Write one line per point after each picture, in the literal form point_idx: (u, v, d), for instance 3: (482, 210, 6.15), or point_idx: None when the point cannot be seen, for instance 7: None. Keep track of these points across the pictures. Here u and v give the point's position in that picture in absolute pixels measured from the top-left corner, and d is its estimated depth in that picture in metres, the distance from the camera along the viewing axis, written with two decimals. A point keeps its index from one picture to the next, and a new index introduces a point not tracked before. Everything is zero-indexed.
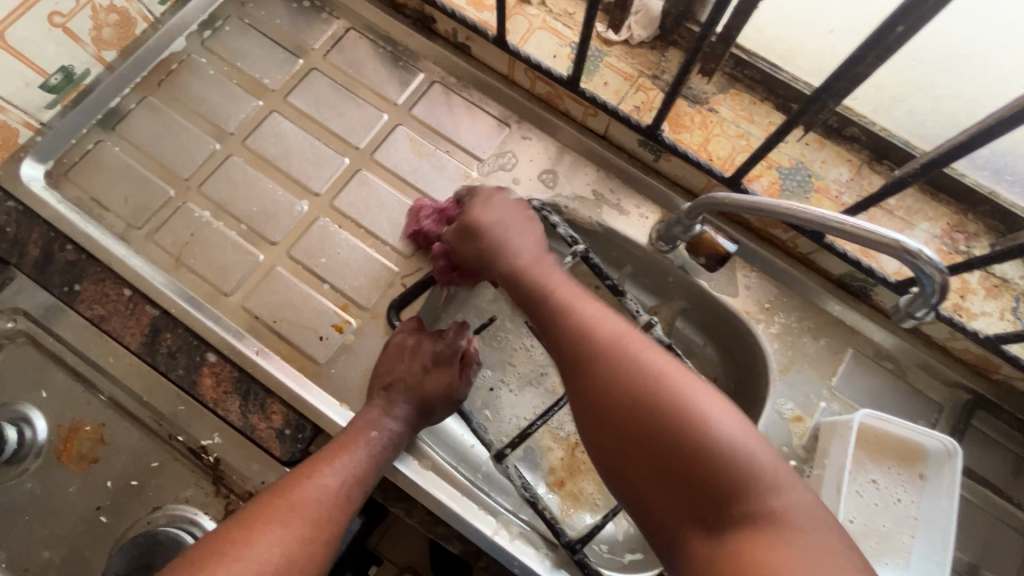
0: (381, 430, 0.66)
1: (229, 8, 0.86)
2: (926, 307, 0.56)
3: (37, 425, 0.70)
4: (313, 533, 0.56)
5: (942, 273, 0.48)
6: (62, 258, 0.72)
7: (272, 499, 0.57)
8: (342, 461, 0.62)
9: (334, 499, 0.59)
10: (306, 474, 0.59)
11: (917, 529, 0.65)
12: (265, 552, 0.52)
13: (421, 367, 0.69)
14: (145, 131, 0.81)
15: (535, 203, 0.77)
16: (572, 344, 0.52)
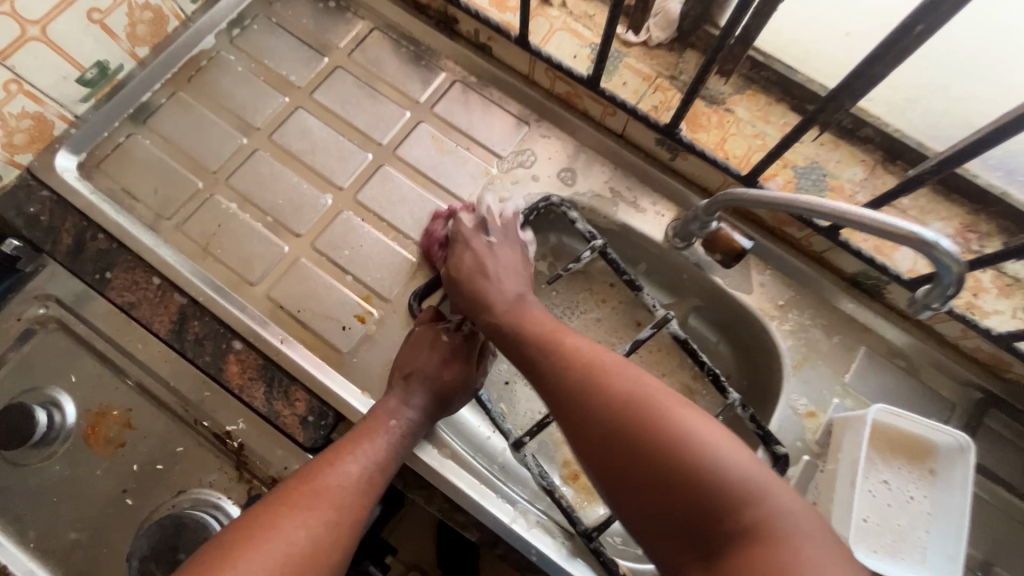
0: (402, 421, 0.67)
1: (257, 7, 0.89)
2: (942, 298, 0.58)
3: (66, 409, 0.72)
4: (339, 519, 0.57)
5: (960, 264, 0.50)
6: (94, 247, 0.75)
7: (298, 486, 0.58)
8: (365, 449, 0.63)
9: (359, 486, 0.60)
10: (329, 461, 0.61)
11: (932, 523, 0.66)
12: (292, 537, 0.53)
13: (440, 357, 0.71)
14: (174, 126, 0.83)
15: (553, 199, 0.79)
16: (557, 378, 0.56)
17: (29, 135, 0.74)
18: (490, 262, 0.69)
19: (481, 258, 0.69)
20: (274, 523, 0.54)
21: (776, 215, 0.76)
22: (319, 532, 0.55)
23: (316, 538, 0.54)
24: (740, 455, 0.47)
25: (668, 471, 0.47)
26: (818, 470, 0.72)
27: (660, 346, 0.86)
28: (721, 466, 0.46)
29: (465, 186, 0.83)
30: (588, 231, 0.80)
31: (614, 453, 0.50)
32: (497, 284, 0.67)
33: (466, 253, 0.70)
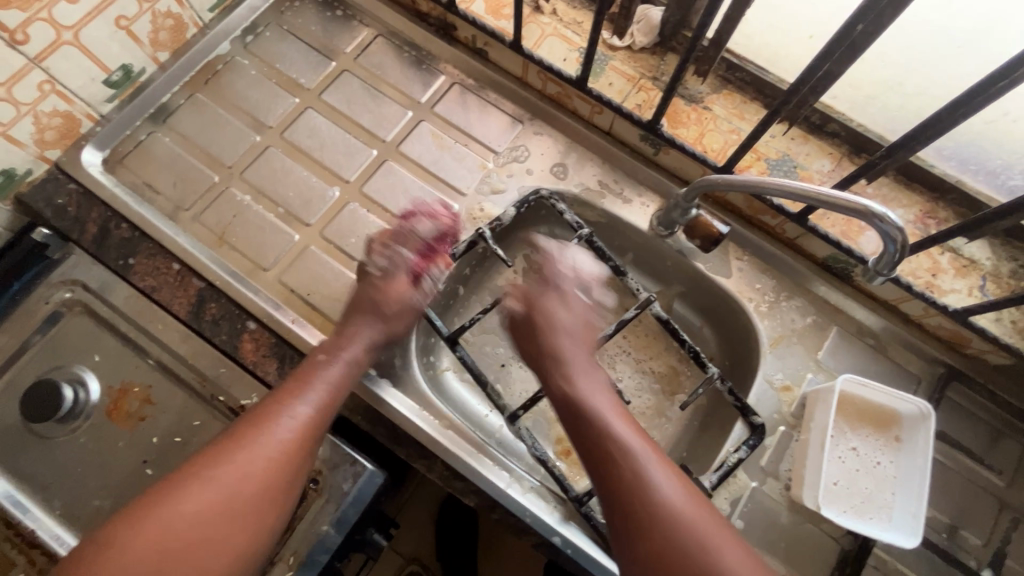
0: (339, 360, 0.70)
1: (268, 16, 0.95)
2: (890, 266, 0.63)
3: (90, 386, 0.76)
4: (266, 466, 0.61)
5: (904, 234, 0.57)
6: (118, 234, 0.81)
7: (233, 431, 0.62)
8: (303, 394, 0.66)
9: (293, 432, 0.63)
10: (269, 407, 0.64)
11: (897, 488, 0.71)
12: (219, 484, 0.59)
13: (375, 282, 0.77)
14: (191, 125, 0.89)
15: (543, 192, 0.85)
16: (646, 517, 0.59)
17: (59, 132, 0.80)
18: (573, 321, 0.75)
19: (567, 314, 0.76)
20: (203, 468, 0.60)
21: (752, 204, 0.82)
22: (249, 476, 0.60)
23: (242, 483, 0.59)
24: None
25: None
26: (793, 440, 0.77)
27: (647, 332, 0.92)
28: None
29: (464, 179, 0.89)
30: (575, 221, 0.86)
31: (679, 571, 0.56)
32: (593, 367, 0.72)
33: (554, 300, 0.76)
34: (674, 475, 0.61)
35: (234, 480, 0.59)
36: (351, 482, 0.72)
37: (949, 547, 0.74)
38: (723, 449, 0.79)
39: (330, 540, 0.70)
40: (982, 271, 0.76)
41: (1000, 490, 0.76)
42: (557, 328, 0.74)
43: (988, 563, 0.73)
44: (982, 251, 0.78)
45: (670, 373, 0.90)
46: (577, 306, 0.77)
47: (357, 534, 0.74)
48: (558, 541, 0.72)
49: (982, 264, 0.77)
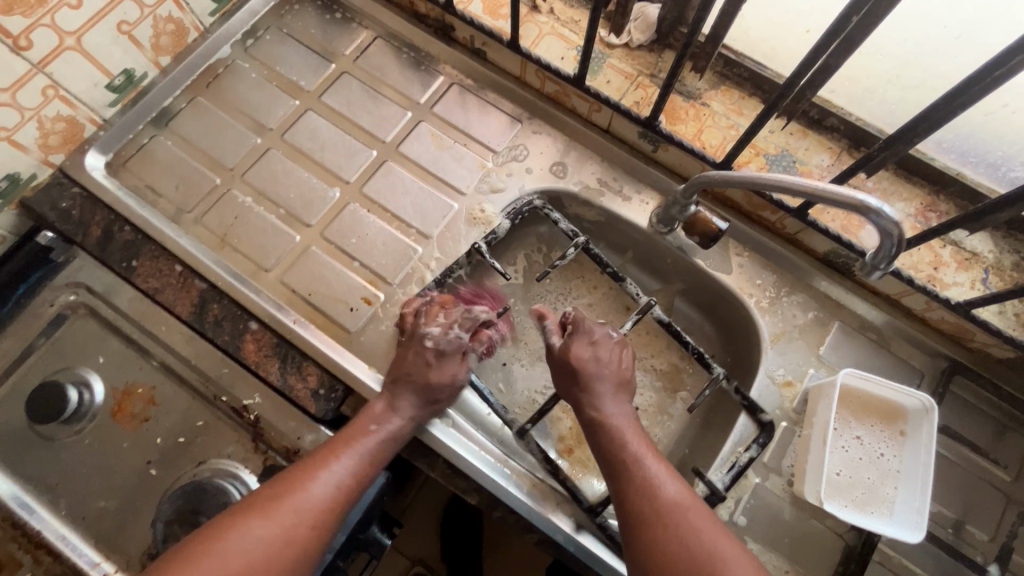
0: (383, 428, 0.71)
1: (268, 19, 0.96)
2: (886, 261, 0.62)
3: (95, 388, 0.77)
4: (299, 528, 0.61)
5: (899, 227, 0.56)
6: (120, 237, 0.81)
7: (271, 488, 0.64)
8: (343, 457, 0.67)
9: (329, 497, 0.64)
10: (311, 472, 0.65)
11: (900, 480, 0.71)
12: (249, 541, 0.59)
13: (428, 361, 0.75)
14: (193, 128, 0.90)
15: (536, 199, 0.86)
16: (656, 529, 0.59)
17: (62, 136, 0.81)
18: (605, 365, 0.73)
19: (599, 358, 0.73)
20: (236, 522, 0.60)
21: (751, 200, 0.82)
22: (280, 538, 0.60)
23: (273, 542, 0.60)
24: None
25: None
26: (796, 435, 0.77)
27: (648, 330, 0.92)
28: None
29: (463, 179, 0.89)
30: (571, 230, 0.86)
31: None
32: (619, 399, 0.72)
33: (585, 348, 0.73)
34: (683, 489, 0.62)
35: (264, 539, 0.59)
36: None
37: (954, 543, 0.73)
38: (728, 444, 0.78)
39: (333, 539, 0.70)
40: (984, 264, 0.76)
41: (1006, 484, 0.75)
42: (590, 379, 0.71)
43: (995, 558, 0.72)
44: (984, 244, 0.77)
45: (673, 371, 0.90)
46: (610, 346, 0.74)
47: (360, 533, 0.74)
48: (561, 539, 0.72)
49: (984, 257, 0.76)
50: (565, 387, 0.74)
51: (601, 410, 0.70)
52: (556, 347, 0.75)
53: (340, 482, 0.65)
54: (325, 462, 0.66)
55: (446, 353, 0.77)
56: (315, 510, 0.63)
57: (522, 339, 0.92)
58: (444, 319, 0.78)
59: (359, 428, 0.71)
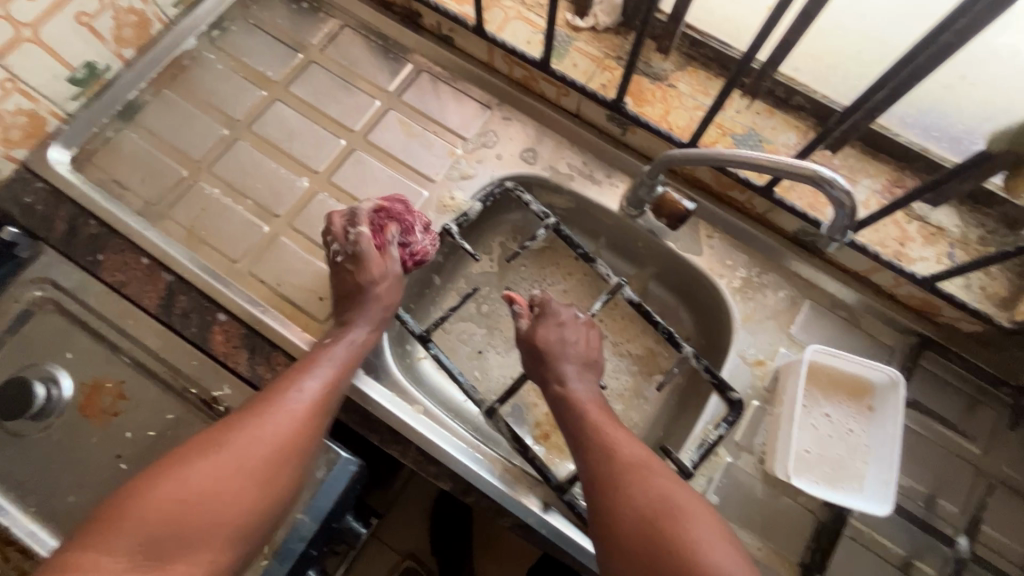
0: (346, 339, 0.75)
1: (235, 10, 0.95)
2: (841, 232, 0.63)
3: (63, 383, 0.75)
4: (281, 433, 0.65)
5: (850, 196, 0.57)
6: (86, 231, 0.81)
7: (259, 397, 0.68)
8: (317, 366, 0.71)
9: (309, 403, 0.68)
10: (286, 386, 0.69)
11: (868, 455, 0.72)
12: (243, 442, 0.64)
13: (346, 267, 0.77)
14: (160, 120, 0.89)
15: (510, 182, 0.86)
16: (609, 472, 0.61)
17: (24, 131, 0.80)
18: (571, 346, 0.73)
19: (566, 339, 0.73)
20: (230, 427, 0.65)
21: (720, 179, 0.82)
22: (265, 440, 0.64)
23: (265, 441, 0.64)
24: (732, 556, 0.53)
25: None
26: (767, 414, 0.77)
27: (623, 315, 0.91)
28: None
29: (432, 166, 0.89)
30: (542, 211, 0.86)
31: (641, 540, 0.55)
32: (585, 377, 0.72)
33: (551, 330, 0.73)
34: (639, 446, 0.63)
35: (259, 438, 0.64)
36: (325, 469, 0.71)
37: (926, 516, 0.73)
38: (700, 424, 0.78)
39: (305, 528, 0.69)
40: (950, 238, 0.76)
41: (976, 457, 0.75)
42: (555, 360, 0.72)
43: (964, 530, 0.72)
44: (950, 218, 0.78)
45: (648, 355, 0.90)
46: (576, 327, 0.75)
47: (334, 522, 0.73)
48: (531, 521, 0.72)
49: (950, 231, 0.77)
50: (534, 370, 0.73)
51: (566, 385, 0.70)
52: (521, 327, 0.76)
53: (320, 386, 0.70)
54: (302, 373, 0.70)
55: (365, 257, 0.77)
56: (300, 411, 0.67)
57: (497, 326, 0.92)
58: (343, 231, 0.78)
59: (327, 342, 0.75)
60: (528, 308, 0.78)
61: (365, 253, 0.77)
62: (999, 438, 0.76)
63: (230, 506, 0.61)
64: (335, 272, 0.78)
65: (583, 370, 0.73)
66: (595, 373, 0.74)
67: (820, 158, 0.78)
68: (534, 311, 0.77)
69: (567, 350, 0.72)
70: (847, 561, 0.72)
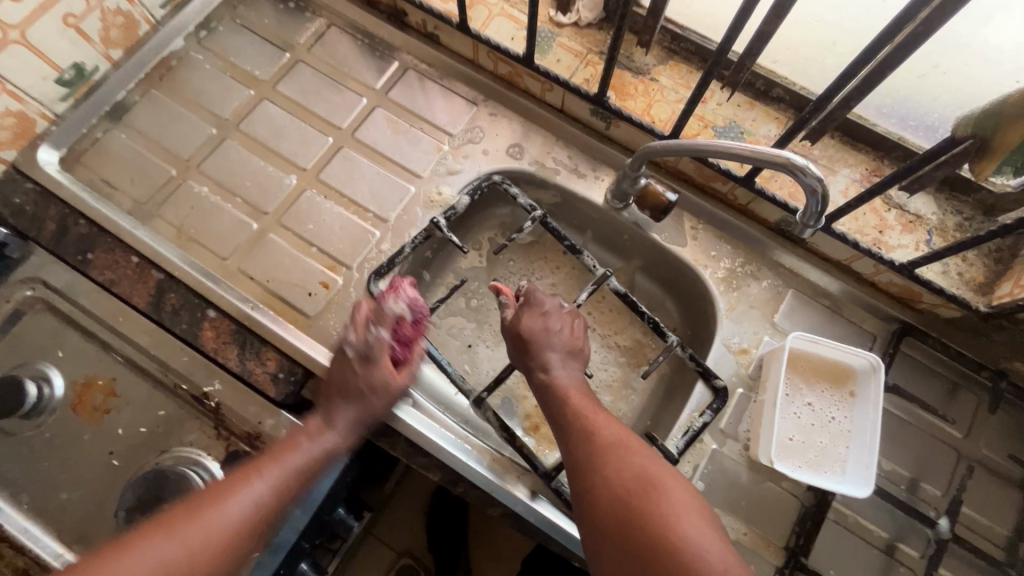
0: (315, 446, 0.69)
1: (222, 11, 0.96)
2: (813, 219, 0.64)
3: (55, 382, 0.76)
4: (208, 549, 0.59)
5: (821, 183, 0.58)
6: (75, 231, 0.81)
7: (183, 507, 0.61)
8: (263, 476, 0.65)
9: (248, 516, 0.62)
10: (230, 490, 0.63)
11: (850, 440, 0.73)
12: (148, 563, 0.56)
13: (352, 367, 0.73)
14: (148, 120, 0.90)
15: (496, 176, 0.87)
16: (589, 449, 0.62)
17: (13, 132, 0.80)
18: (556, 335, 0.74)
19: (550, 329, 0.74)
20: (139, 541, 0.57)
21: (702, 171, 0.83)
22: (191, 555, 0.58)
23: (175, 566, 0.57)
24: (705, 527, 0.53)
25: (670, 559, 0.50)
26: (752, 401, 0.78)
27: (611, 308, 0.92)
28: (718, 560, 0.51)
29: (420, 162, 0.90)
30: (529, 204, 0.86)
31: (620, 519, 0.55)
32: (569, 367, 0.73)
33: (536, 320, 0.75)
34: (620, 424, 0.65)
35: (168, 560, 0.57)
36: None
37: (908, 499, 0.75)
38: (684, 413, 0.79)
39: (297, 519, 0.70)
40: (928, 226, 0.78)
41: (957, 441, 0.77)
42: (540, 349, 0.73)
43: (946, 511, 0.73)
44: (928, 206, 0.79)
45: (635, 346, 0.91)
46: (561, 316, 0.76)
47: (325, 514, 0.74)
48: (519, 509, 0.73)
49: (927, 219, 0.78)
50: (520, 360, 0.75)
51: (550, 373, 0.72)
52: (506, 318, 0.77)
53: (258, 502, 0.63)
54: (245, 481, 0.64)
55: (372, 358, 0.73)
56: (227, 532, 0.61)
57: (486, 320, 0.93)
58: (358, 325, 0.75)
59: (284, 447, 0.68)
60: (515, 298, 0.80)
61: (377, 354, 0.74)
62: (980, 422, 0.77)
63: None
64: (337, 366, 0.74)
65: (569, 360, 0.74)
66: (579, 362, 0.75)
67: (800, 148, 0.79)
68: (519, 302, 0.78)
69: (552, 340, 0.74)
70: (831, 543, 0.73)
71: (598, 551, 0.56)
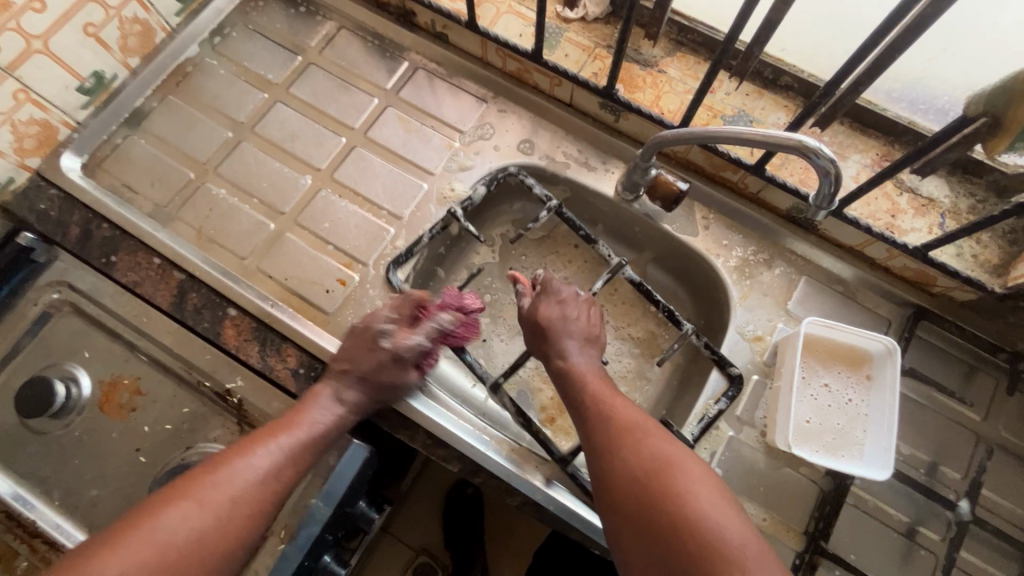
0: (322, 415, 0.73)
1: (235, 17, 0.98)
2: (822, 206, 0.65)
3: (82, 382, 0.78)
4: (226, 511, 0.62)
5: (835, 164, 0.58)
6: (99, 234, 0.83)
7: (203, 476, 0.64)
8: (276, 442, 0.69)
9: (262, 478, 0.66)
10: (242, 454, 0.67)
11: (868, 423, 0.73)
12: (177, 526, 0.60)
13: (382, 362, 0.75)
14: (165, 125, 0.92)
15: (513, 168, 0.88)
16: (604, 432, 0.63)
17: (37, 140, 0.83)
18: (573, 322, 0.75)
19: (566, 315, 0.75)
20: (164, 507, 0.61)
21: (712, 160, 0.83)
22: (212, 515, 0.62)
23: (203, 527, 0.61)
24: (719, 500, 0.54)
25: (686, 533, 0.51)
26: (767, 387, 0.79)
27: (624, 300, 0.93)
28: (736, 536, 0.51)
29: (432, 159, 0.91)
30: (545, 195, 0.88)
31: (635, 497, 0.56)
32: (585, 355, 0.74)
33: (552, 308, 0.76)
34: (634, 406, 0.66)
35: (190, 523, 0.60)
36: (336, 456, 0.73)
37: (928, 483, 0.75)
38: (701, 400, 0.79)
39: (320, 512, 0.70)
40: (941, 209, 0.78)
41: (976, 424, 0.76)
42: (556, 335, 0.74)
43: (966, 494, 0.74)
44: (941, 190, 0.79)
45: (649, 337, 0.91)
46: (577, 304, 0.77)
47: (348, 507, 0.75)
48: (539, 498, 0.74)
49: (940, 202, 0.78)
50: (537, 347, 0.76)
51: (568, 360, 0.73)
52: (522, 308, 0.79)
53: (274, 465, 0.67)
54: (259, 447, 0.68)
55: (402, 358, 0.77)
56: (248, 492, 0.64)
57: (500, 314, 0.94)
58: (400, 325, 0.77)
59: (293, 418, 0.72)
60: (531, 287, 0.81)
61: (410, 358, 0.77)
62: (998, 404, 0.77)
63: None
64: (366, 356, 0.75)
65: (586, 347, 0.74)
66: (595, 348, 0.76)
67: (810, 135, 0.80)
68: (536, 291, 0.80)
69: (568, 328, 0.74)
70: (852, 528, 0.73)
71: (617, 531, 0.57)
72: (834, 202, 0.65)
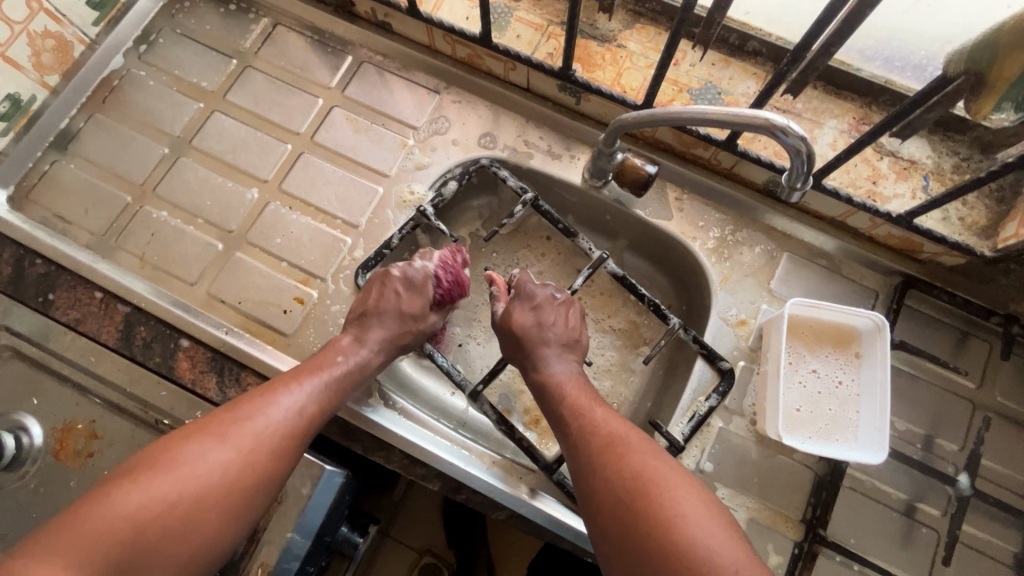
0: (346, 358, 0.68)
1: (160, 22, 0.91)
2: (802, 178, 0.59)
3: (33, 431, 0.73)
4: (251, 456, 0.57)
5: (805, 141, 0.53)
6: (33, 272, 0.77)
7: (219, 419, 0.58)
8: (300, 386, 0.63)
9: (292, 422, 0.61)
10: (271, 395, 0.62)
11: (860, 404, 0.71)
12: (203, 465, 0.55)
13: (397, 290, 0.75)
14: (96, 147, 0.86)
15: (484, 160, 0.83)
16: (587, 446, 0.59)
17: None
18: (551, 328, 0.71)
19: (543, 321, 0.71)
20: (183, 449, 0.55)
21: (681, 138, 0.79)
22: (243, 456, 0.56)
23: (229, 466, 0.55)
24: (709, 521, 0.51)
25: (678, 562, 0.48)
26: (754, 374, 0.75)
27: (602, 290, 0.89)
28: (729, 559, 0.48)
29: (385, 160, 0.85)
30: (520, 186, 0.82)
31: (622, 519, 0.52)
32: (559, 359, 0.70)
33: (527, 314, 0.72)
34: (616, 416, 0.62)
35: (217, 464, 0.55)
36: (310, 484, 0.69)
37: (925, 458, 0.72)
38: (688, 394, 0.75)
39: (297, 546, 0.67)
40: (923, 171, 0.74)
41: (971, 392, 0.74)
42: (531, 342, 0.70)
43: (965, 466, 0.71)
44: (922, 150, 0.75)
45: (631, 328, 0.87)
46: (554, 307, 0.73)
47: (328, 536, 0.71)
48: (525, 512, 0.70)
49: (922, 164, 0.74)
50: (516, 356, 0.71)
51: (545, 369, 0.69)
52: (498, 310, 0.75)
53: (300, 409, 0.62)
54: (283, 389, 0.63)
55: (416, 284, 0.76)
56: (272, 438, 0.58)
57: (476, 317, 0.89)
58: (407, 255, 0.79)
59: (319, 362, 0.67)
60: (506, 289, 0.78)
61: (422, 283, 0.76)
62: (993, 371, 0.74)
63: (171, 551, 0.51)
64: (393, 287, 0.75)
65: (563, 354, 0.70)
66: (574, 353, 0.72)
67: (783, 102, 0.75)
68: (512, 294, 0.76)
69: (548, 336, 0.71)
70: (851, 512, 0.71)
71: (604, 555, 0.53)
72: (813, 175, 0.58)
